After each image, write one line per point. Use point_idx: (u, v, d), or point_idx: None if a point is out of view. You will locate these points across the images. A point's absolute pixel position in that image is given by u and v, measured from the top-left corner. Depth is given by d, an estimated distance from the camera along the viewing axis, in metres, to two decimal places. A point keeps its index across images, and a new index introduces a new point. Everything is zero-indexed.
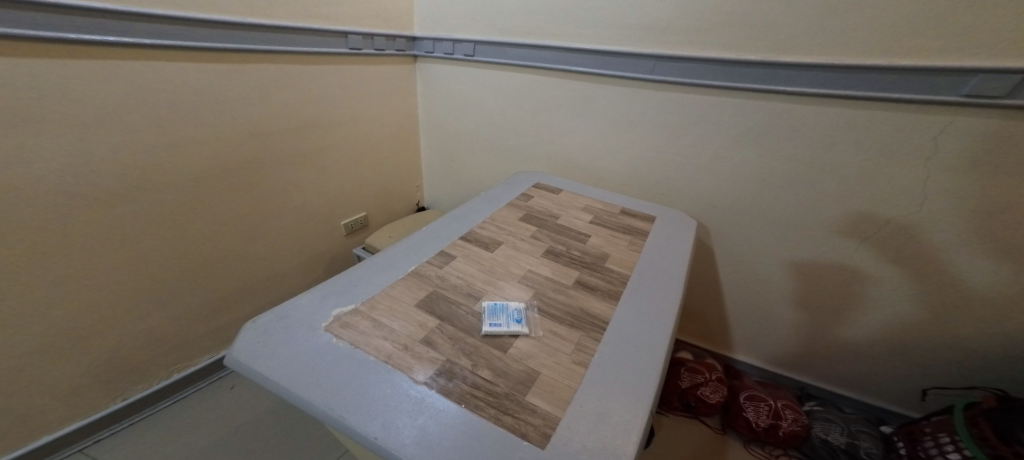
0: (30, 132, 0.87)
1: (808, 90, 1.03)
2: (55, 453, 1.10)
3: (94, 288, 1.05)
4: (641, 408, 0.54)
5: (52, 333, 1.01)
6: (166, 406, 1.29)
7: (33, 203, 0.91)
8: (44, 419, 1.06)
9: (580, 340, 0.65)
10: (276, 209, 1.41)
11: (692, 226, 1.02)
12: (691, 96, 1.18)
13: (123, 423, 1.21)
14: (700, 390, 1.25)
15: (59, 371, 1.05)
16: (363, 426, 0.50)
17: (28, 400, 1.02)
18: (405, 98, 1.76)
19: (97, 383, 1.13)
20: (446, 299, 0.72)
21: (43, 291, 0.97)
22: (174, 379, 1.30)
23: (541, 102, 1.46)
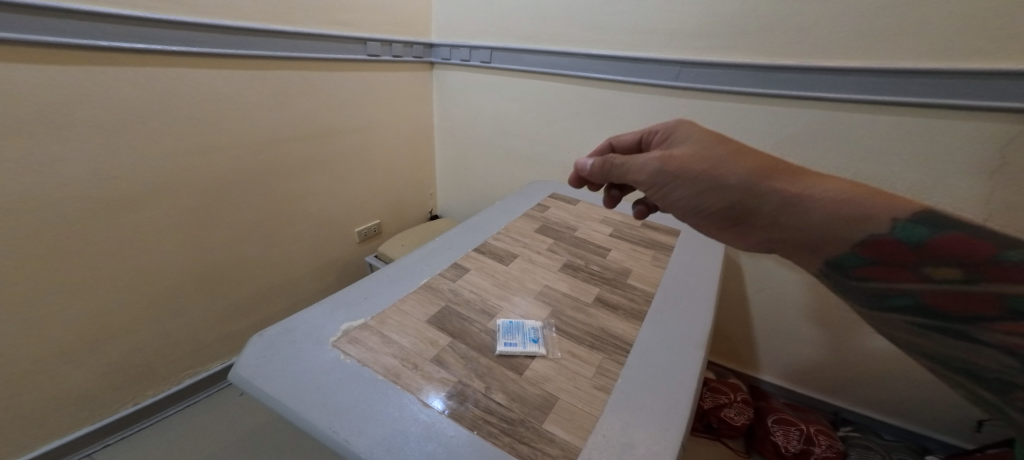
0: (62, 136, 0.89)
1: (851, 97, 0.98)
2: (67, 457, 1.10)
3: (111, 293, 1.05)
4: (670, 440, 0.50)
5: (70, 337, 1.02)
6: (180, 409, 1.30)
7: (58, 207, 0.92)
8: (63, 421, 1.07)
9: (602, 363, 0.61)
10: (292, 215, 1.41)
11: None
12: (716, 104, 1.14)
13: (136, 426, 1.22)
14: (724, 411, 1.19)
15: (76, 374, 1.05)
16: (368, 453, 0.47)
17: (43, 403, 1.02)
18: (421, 105, 1.76)
19: (114, 386, 1.14)
20: (459, 315, 0.69)
21: (64, 295, 0.98)
22: (185, 384, 1.30)
23: (558, 109, 1.43)
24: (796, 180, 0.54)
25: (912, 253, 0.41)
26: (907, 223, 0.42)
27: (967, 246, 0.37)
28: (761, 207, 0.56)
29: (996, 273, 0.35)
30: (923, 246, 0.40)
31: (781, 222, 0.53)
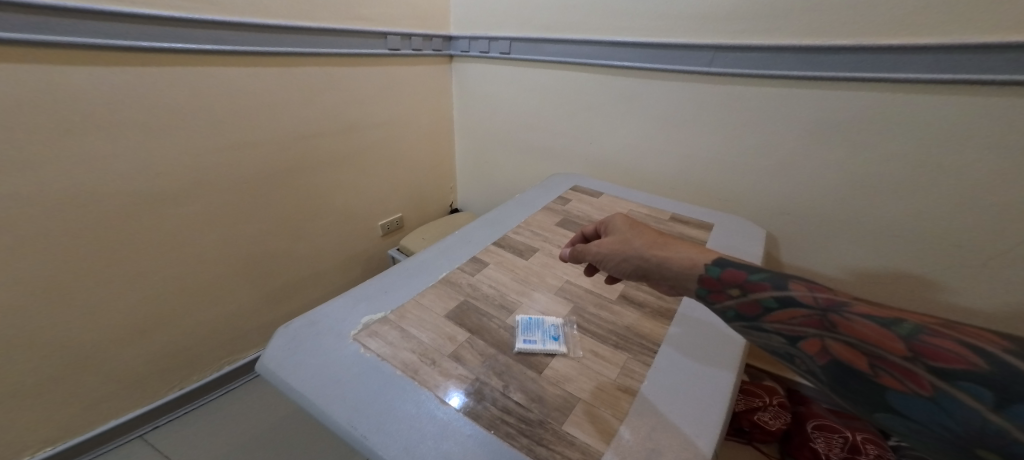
0: (106, 134, 0.92)
1: (924, 76, 0.87)
2: (120, 437, 1.17)
3: (154, 284, 1.10)
4: (699, 447, 0.47)
5: (118, 325, 1.07)
6: (218, 395, 1.35)
7: (105, 201, 0.96)
8: (113, 405, 1.13)
9: (626, 363, 0.59)
10: (317, 209, 1.43)
11: (758, 235, 0.91)
12: (754, 90, 1.07)
13: (180, 410, 1.27)
14: (757, 414, 1.13)
15: (123, 361, 1.11)
16: (384, 450, 0.46)
17: (96, 387, 1.08)
18: (441, 99, 1.75)
19: (158, 373, 1.19)
20: (477, 310, 0.67)
21: (112, 286, 1.03)
22: (224, 372, 1.35)
23: (582, 100, 1.39)
24: (670, 247, 0.61)
25: (716, 282, 0.54)
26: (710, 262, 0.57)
27: (737, 273, 0.53)
28: (652, 268, 0.60)
29: (759, 290, 0.51)
30: (724, 275, 0.54)
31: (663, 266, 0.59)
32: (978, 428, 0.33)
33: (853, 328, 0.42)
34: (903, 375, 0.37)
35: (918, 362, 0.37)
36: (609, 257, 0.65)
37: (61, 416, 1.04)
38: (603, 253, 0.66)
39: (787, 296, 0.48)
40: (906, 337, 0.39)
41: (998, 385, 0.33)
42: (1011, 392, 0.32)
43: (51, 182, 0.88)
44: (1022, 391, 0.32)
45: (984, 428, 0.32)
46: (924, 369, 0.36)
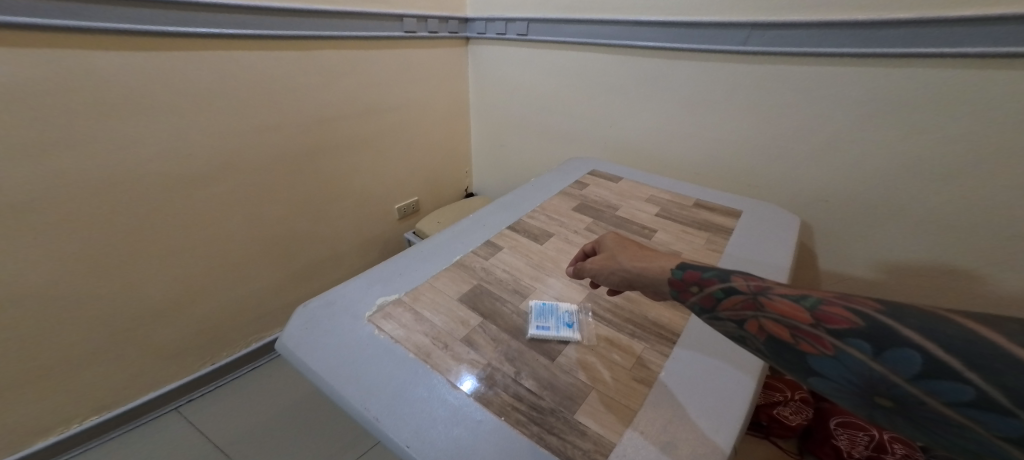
0: (137, 118, 0.94)
1: (996, 52, 0.79)
2: (158, 409, 1.23)
3: (185, 264, 1.13)
4: (717, 442, 0.45)
5: (152, 303, 1.11)
6: (246, 371, 1.40)
7: (137, 184, 0.98)
8: (150, 378, 1.18)
9: (642, 353, 0.57)
10: (336, 192, 1.44)
11: (791, 223, 0.86)
12: (794, 70, 1.00)
13: (212, 385, 1.33)
14: (777, 409, 1.11)
15: (158, 337, 1.16)
16: (394, 433, 0.46)
17: (134, 362, 1.13)
18: (457, 82, 1.72)
19: (191, 349, 1.24)
20: (491, 295, 0.66)
21: (146, 266, 1.06)
22: (251, 349, 1.39)
23: (603, 82, 1.34)
24: (655, 256, 0.57)
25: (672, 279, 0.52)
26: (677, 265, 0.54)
27: (689, 271, 0.51)
28: (641, 277, 0.56)
29: (708, 281, 0.48)
30: (684, 272, 0.51)
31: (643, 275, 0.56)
32: (873, 380, 0.33)
33: (773, 304, 0.41)
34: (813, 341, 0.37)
35: (820, 327, 0.37)
36: (599, 272, 0.62)
37: (104, 387, 1.10)
38: (592, 270, 0.62)
39: (724, 284, 0.46)
40: (810, 306, 0.38)
41: (877, 338, 0.33)
42: (887, 342, 0.33)
43: (88, 164, 0.90)
44: (894, 338, 0.32)
45: (877, 379, 0.33)
46: (826, 333, 0.36)
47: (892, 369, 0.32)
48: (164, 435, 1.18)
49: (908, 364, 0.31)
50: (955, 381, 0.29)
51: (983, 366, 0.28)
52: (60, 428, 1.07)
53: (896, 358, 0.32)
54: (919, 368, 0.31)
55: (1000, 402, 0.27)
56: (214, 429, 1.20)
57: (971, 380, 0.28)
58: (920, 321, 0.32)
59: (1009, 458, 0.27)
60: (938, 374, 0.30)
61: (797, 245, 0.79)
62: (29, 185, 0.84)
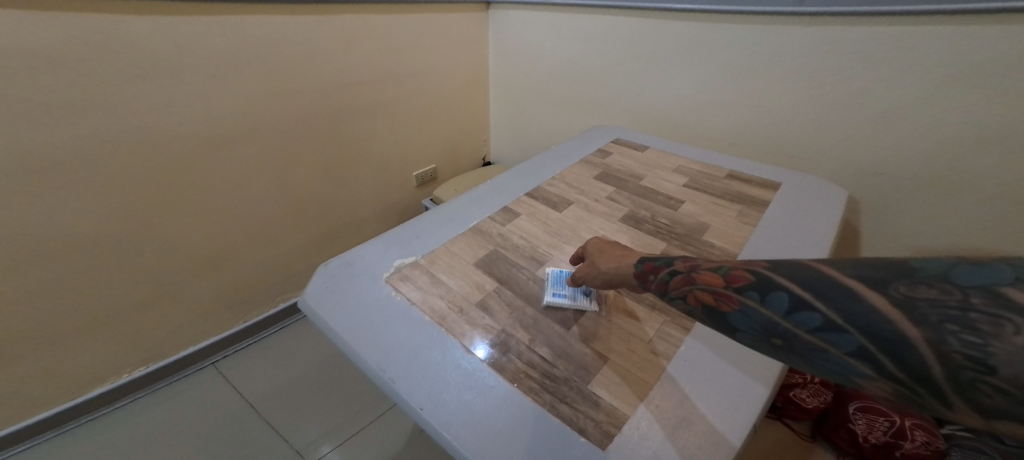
0: (163, 81, 0.94)
1: None
2: (195, 364, 1.29)
3: (217, 226, 1.16)
4: (738, 420, 0.43)
5: (184, 264, 1.14)
6: (275, 330, 1.44)
7: (166, 147, 0.99)
8: (187, 334, 1.24)
9: (662, 326, 0.55)
10: (356, 158, 1.43)
11: (838, 197, 0.80)
12: (857, 30, 0.88)
13: (244, 343, 1.38)
14: (795, 391, 1.07)
15: (192, 296, 1.20)
16: (408, 394, 0.46)
17: (172, 319, 1.19)
18: (477, 49, 1.66)
19: (222, 307, 1.28)
20: (507, 261, 0.65)
21: (178, 229, 1.09)
22: (278, 309, 1.44)
23: (631, 47, 1.25)
24: (624, 259, 0.52)
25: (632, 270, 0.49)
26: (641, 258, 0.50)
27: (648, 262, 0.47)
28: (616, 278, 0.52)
29: (650, 265, 0.46)
30: (641, 266, 0.48)
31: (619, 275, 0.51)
32: (764, 323, 0.33)
33: (698, 276, 0.40)
34: (725, 300, 0.36)
35: (728, 288, 0.36)
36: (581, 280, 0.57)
37: (146, 341, 1.16)
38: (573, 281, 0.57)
39: (669, 268, 0.43)
40: (723, 271, 0.38)
41: (761, 286, 0.34)
42: (768, 288, 0.33)
43: (123, 125, 0.92)
44: (773, 282, 0.33)
45: (766, 321, 0.33)
46: (733, 290, 0.36)
47: (772, 310, 0.32)
48: (203, 387, 1.24)
49: (783, 302, 0.32)
50: (812, 310, 0.30)
51: (824, 293, 0.30)
52: (111, 377, 1.14)
53: (775, 300, 0.32)
54: (788, 304, 0.31)
55: (838, 321, 0.28)
56: (248, 384, 1.26)
57: (819, 308, 0.30)
58: (789, 264, 0.33)
59: (864, 375, 0.27)
60: (802, 307, 0.30)
61: (840, 220, 0.74)
62: (70, 146, 0.86)
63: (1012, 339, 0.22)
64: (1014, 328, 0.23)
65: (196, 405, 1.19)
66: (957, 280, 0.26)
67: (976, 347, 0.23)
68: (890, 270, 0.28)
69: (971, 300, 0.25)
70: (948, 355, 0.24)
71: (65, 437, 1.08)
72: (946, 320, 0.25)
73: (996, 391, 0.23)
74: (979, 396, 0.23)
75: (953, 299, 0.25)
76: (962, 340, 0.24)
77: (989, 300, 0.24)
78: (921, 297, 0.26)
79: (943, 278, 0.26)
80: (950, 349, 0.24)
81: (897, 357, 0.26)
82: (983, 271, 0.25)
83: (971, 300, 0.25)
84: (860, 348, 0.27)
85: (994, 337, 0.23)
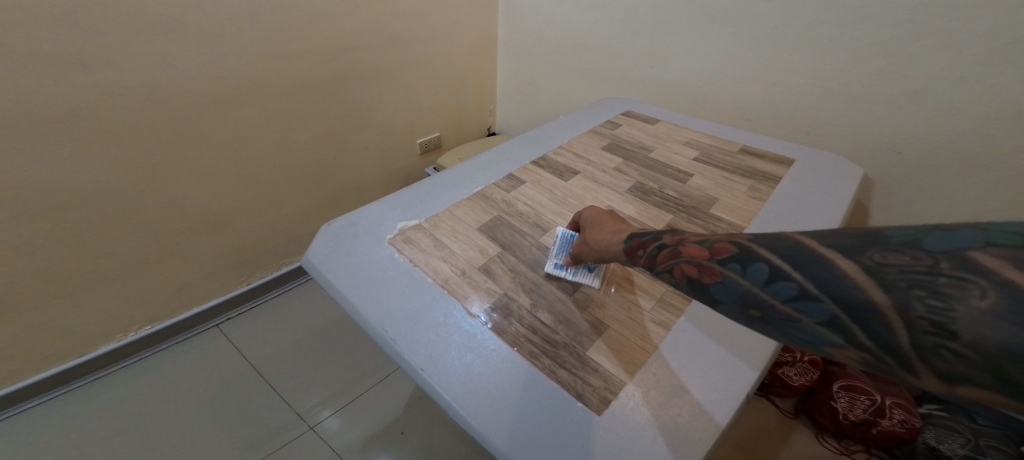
0: (166, 35, 0.91)
1: None
2: (201, 324, 1.31)
3: (220, 187, 1.15)
4: (732, 390, 0.44)
5: (185, 224, 1.13)
6: (277, 294, 1.46)
7: (170, 104, 0.97)
8: (191, 295, 1.25)
9: (664, 295, 0.55)
10: (361, 122, 1.40)
11: (854, 175, 0.79)
12: (893, 5, 0.84)
13: (246, 305, 1.39)
14: (783, 369, 1.09)
15: (196, 257, 1.20)
16: (411, 355, 0.46)
17: (176, 278, 1.19)
18: (487, 15, 1.61)
19: (225, 268, 1.29)
20: (511, 227, 0.64)
21: (179, 189, 1.07)
22: (281, 273, 1.44)
23: (650, 17, 1.21)
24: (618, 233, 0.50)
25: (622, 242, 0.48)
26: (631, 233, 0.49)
27: (637, 236, 0.46)
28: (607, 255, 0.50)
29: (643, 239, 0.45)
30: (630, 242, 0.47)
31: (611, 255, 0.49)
32: (742, 295, 0.32)
33: (683, 249, 0.39)
34: (708, 273, 0.35)
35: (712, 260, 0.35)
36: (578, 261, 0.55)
37: (151, 301, 1.17)
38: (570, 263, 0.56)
39: (657, 242, 0.42)
40: (708, 245, 0.36)
41: (744, 257, 0.32)
42: (750, 260, 0.32)
43: (122, 82, 0.89)
44: (755, 252, 0.31)
45: (746, 292, 0.32)
46: (716, 263, 0.34)
47: (750, 281, 0.31)
48: (207, 348, 1.26)
49: (763, 274, 0.30)
50: (788, 280, 0.28)
51: (800, 261, 0.28)
52: (118, 335, 1.16)
53: (756, 272, 0.31)
54: (767, 275, 0.30)
55: (812, 290, 0.27)
56: (252, 346, 1.28)
57: (795, 277, 0.28)
58: (772, 236, 0.32)
59: (835, 342, 0.26)
60: (781, 278, 0.29)
61: (850, 201, 0.73)
62: (68, 100, 0.84)
63: (976, 303, 0.21)
64: (979, 290, 0.21)
65: (201, 364, 1.21)
66: (928, 246, 0.24)
67: (939, 311, 0.22)
68: (864, 240, 0.27)
69: (940, 265, 0.23)
70: (913, 320, 0.23)
71: (75, 392, 1.11)
72: (913, 285, 0.23)
73: (956, 357, 0.21)
74: (941, 364, 0.22)
75: (923, 264, 0.24)
76: (927, 305, 0.22)
77: (957, 265, 0.22)
78: (892, 264, 0.25)
79: (915, 245, 0.25)
80: (913, 314, 0.23)
81: (864, 324, 0.25)
82: (955, 236, 0.24)
83: (940, 265, 0.23)
84: (831, 317, 0.26)
85: (958, 301, 0.21)
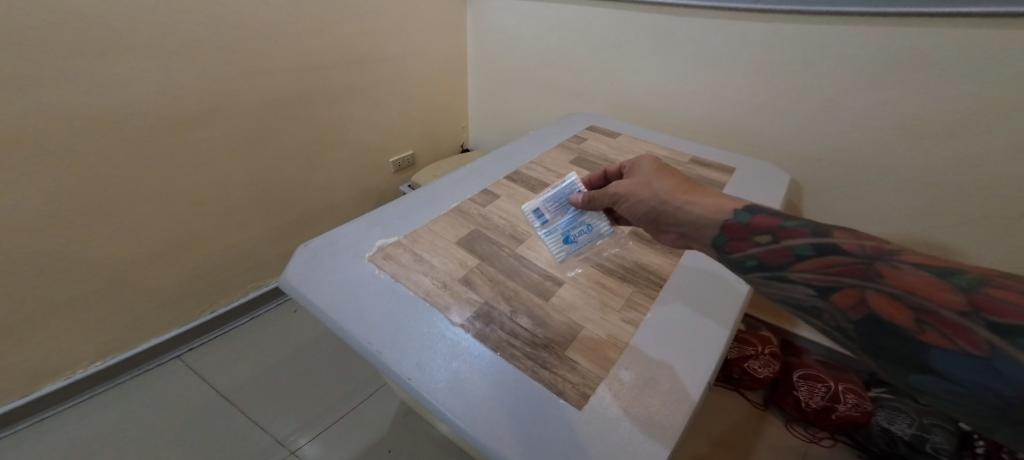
0: (119, 59, 0.90)
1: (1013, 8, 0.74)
2: (162, 355, 1.26)
3: (180, 212, 1.13)
4: (696, 378, 0.48)
5: (143, 250, 1.10)
6: (246, 320, 1.42)
7: (125, 127, 0.95)
8: (152, 324, 1.21)
9: (632, 295, 0.60)
10: (330, 142, 1.40)
11: (785, 181, 0.88)
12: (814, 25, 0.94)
13: (212, 333, 1.35)
14: (748, 362, 1.16)
15: (155, 284, 1.16)
16: (398, 365, 0.48)
17: (134, 307, 1.15)
18: (454, 35, 1.66)
19: (188, 295, 1.25)
20: (487, 239, 0.68)
21: (136, 214, 1.05)
22: (249, 298, 1.41)
23: (607, 36, 1.28)
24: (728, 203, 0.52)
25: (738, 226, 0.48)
26: (743, 211, 0.49)
27: (771, 221, 0.46)
28: (666, 212, 0.56)
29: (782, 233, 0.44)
30: (726, 223, 0.49)
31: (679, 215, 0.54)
32: None
33: (896, 278, 0.34)
34: (963, 339, 0.29)
35: (972, 322, 0.29)
36: (623, 198, 0.61)
37: (106, 332, 1.12)
38: (606, 197, 0.62)
39: (828, 243, 0.40)
40: (965, 292, 0.31)
41: None
42: None
43: (65, 106, 0.86)
44: None
45: None
46: (989, 333, 0.28)
47: None
48: (169, 380, 1.22)
49: None
50: None
51: None
52: (66, 372, 1.10)
53: None
54: None
55: None
56: (219, 375, 1.24)
57: None
58: None
59: None
60: None
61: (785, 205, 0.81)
62: (13, 126, 0.82)
63: None
64: None
65: (164, 397, 1.17)
66: None
67: None
68: None
69: None
70: None
71: (20, 434, 1.04)
72: None
73: None
74: None
75: None
76: None
77: None
78: None
79: None
80: None
81: None
82: None
83: None
84: None
85: None
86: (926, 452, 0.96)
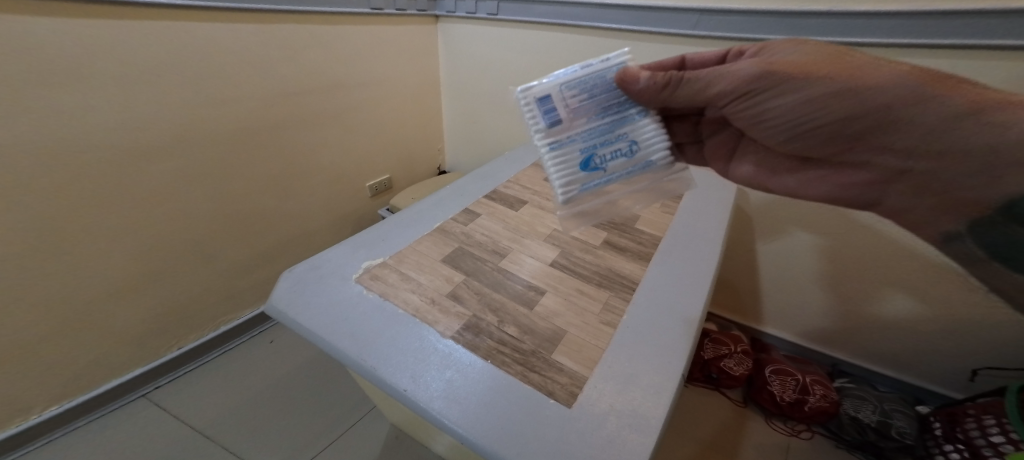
0: (82, 89, 0.89)
1: (893, 39, 0.91)
2: (125, 396, 1.20)
3: (147, 243, 1.10)
4: (673, 371, 0.52)
5: (105, 284, 1.06)
6: (218, 355, 1.37)
7: (88, 159, 0.94)
8: (114, 363, 1.15)
9: (609, 299, 0.64)
10: (304, 168, 1.41)
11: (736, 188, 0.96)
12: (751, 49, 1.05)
13: (181, 370, 1.30)
14: (723, 362, 1.22)
15: (119, 320, 1.11)
16: (393, 378, 0.50)
17: (95, 346, 1.10)
18: (427, 60, 1.71)
19: (154, 330, 1.20)
20: (471, 255, 0.71)
21: (99, 247, 1.01)
22: (221, 331, 1.36)
23: (568, 60, 1.37)
24: None
25: None
26: None
27: None
28: (889, 128, 0.52)
29: None
30: None
31: (909, 129, 0.51)
32: None
33: None
34: None
35: None
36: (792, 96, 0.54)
37: (64, 375, 1.06)
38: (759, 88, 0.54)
39: None
40: None
41: None
42: None
43: (24, 138, 0.85)
44: None
45: None
46: None
47: None
48: (133, 421, 1.15)
49: None
50: None
51: None
52: (15, 420, 1.02)
53: None
54: None
55: None
56: (190, 412, 1.19)
57: None
58: None
59: None
60: None
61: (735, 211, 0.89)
62: None
63: None
64: None
65: (128, 440, 1.10)
66: None
67: None
68: None
69: None
70: None
71: None
72: None
73: None
74: None
75: None
76: None
77: None
78: None
79: None
80: None
81: None
82: None
83: None
84: None
85: None
86: (891, 437, 1.04)
